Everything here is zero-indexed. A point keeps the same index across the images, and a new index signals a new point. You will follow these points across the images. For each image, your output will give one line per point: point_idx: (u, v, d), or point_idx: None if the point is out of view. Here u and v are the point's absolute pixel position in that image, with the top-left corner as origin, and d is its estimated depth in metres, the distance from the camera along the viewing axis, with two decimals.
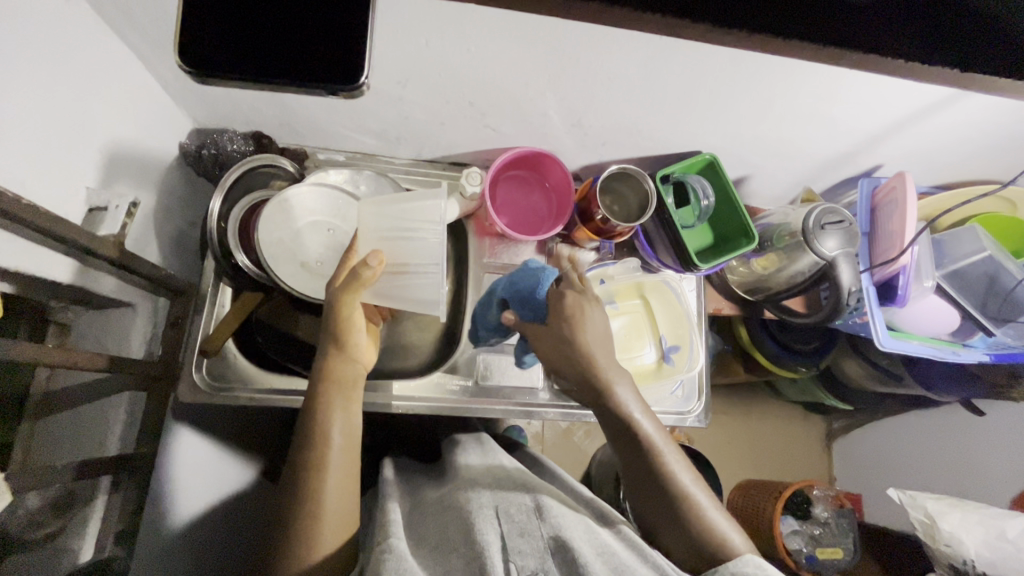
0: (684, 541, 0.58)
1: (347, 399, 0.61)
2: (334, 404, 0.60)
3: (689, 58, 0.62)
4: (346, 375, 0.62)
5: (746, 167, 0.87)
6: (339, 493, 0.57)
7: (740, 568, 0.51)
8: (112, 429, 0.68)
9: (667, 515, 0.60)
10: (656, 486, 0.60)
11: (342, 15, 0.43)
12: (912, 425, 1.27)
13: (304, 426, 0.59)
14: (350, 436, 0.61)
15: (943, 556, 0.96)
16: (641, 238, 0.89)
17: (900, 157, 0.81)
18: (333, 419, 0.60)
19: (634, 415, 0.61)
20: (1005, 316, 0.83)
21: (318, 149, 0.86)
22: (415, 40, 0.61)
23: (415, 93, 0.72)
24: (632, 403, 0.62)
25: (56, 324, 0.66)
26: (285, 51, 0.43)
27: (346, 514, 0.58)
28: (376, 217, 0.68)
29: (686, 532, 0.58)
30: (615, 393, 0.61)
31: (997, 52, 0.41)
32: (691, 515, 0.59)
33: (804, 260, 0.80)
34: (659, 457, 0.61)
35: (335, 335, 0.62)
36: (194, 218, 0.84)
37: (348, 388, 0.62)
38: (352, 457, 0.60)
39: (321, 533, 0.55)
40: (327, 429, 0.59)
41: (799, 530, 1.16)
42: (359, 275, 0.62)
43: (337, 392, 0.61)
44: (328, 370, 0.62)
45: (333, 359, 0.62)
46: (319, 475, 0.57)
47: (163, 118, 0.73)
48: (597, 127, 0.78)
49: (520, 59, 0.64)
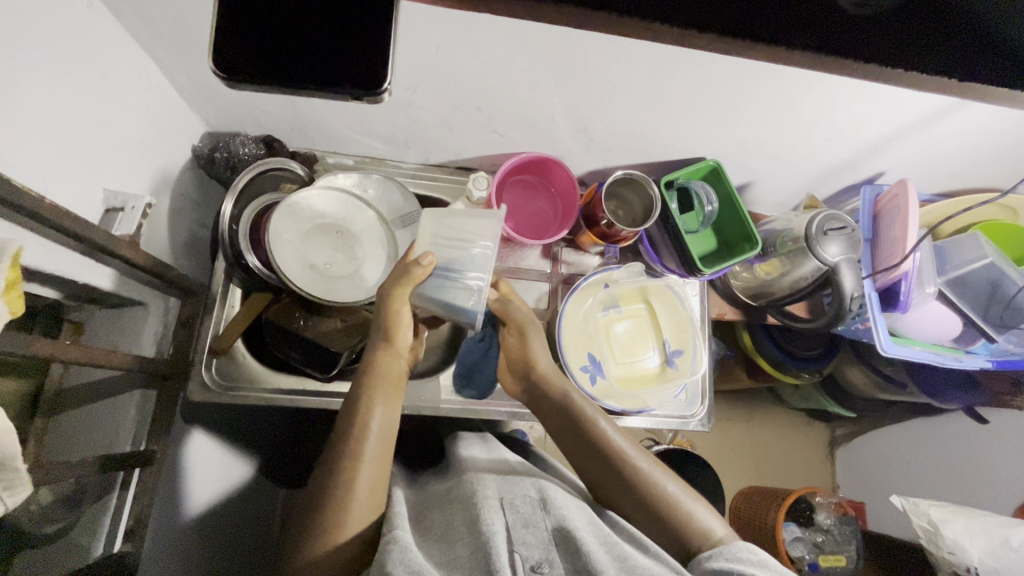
0: (660, 534, 0.62)
1: (390, 393, 0.63)
2: (376, 397, 0.62)
3: (695, 66, 0.63)
4: (392, 369, 0.65)
5: (749, 174, 0.88)
6: (369, 483, 0.58)
7: (736, 553, 0.56)
8: (124, 426, 0.68)
9: (643, 514, 0.63)
10: (627, 485, 0.65)
11: (365, 21, 0.44)
12: (915, 433, 1.28)
13: (345, 415, 0.61)
14: (389, 428, 0.62)
15: (947, 564, 0.97)
16: (645, 243, 0.90)
17: (903, 165, 0.82)
18: (376, 411, 0.61)
19: (597, 421, 0.68)
20: (1007, 323, 0.84)
21: (328, 153, 0.88)
22: (426, 46, 0.63)
23: (425, 99, 0.73)
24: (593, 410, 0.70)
25: (70, 322, 0.67)
26: (309, 57, 0.44)
27: (373, 501, 0.59)
28: (436, 220, 0.69)
29: (664, 526, 0.62)
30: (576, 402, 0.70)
31: (1002, 58, 0.41)
32: (665, 508, 0.62)
33: (807, 265, 0.81)
34: (623, 456, 0.66)
35: (385, 327, 0.65)
36: (205, 220, 0.86)
37: (394, 383, 0.64)
38: (388, 449, 0.61)
39: (347, 519, 0.56)
40: (368, 420, 0.61)
41: (803, 537, 1.16)
42: (410, 271, 0.64)
43: (384, 386, 0.63)
44: (374, 365, 0.64)
45: (380, 354, 0.65)
46: (353, 464, 0.58)
47: (177, 121, 0.75)
48: (603, 132, 0.79)
49: (529, 65, 0.65)
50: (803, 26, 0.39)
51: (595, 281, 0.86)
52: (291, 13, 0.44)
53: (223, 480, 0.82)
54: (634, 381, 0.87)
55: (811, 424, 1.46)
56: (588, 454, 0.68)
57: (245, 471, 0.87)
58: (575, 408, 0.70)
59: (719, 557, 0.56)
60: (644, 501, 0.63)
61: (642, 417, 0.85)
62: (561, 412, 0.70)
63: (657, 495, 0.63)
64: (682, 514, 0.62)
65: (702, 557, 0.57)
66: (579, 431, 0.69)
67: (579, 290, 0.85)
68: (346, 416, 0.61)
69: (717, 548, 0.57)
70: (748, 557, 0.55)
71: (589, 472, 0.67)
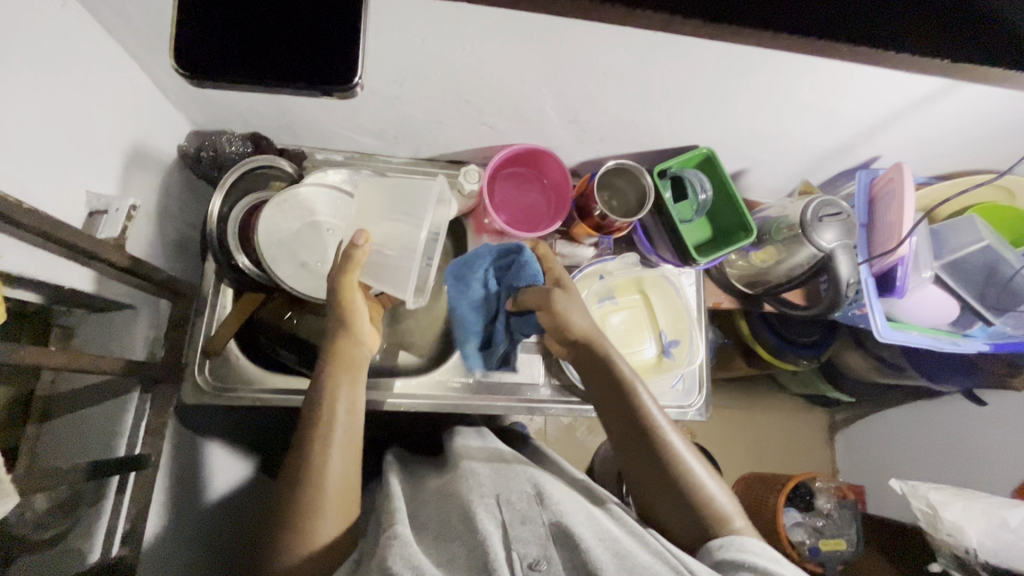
0: (667, 499, 0.63)
1: (353, 381, 0.63)
2: (339, 383, 0.62)
3: (683, 53, 0.62)
4: (353, 358, 0.65)
5: (744, 161, 0.86)
6: (340, 470, 0.58)
7: (747, 545, 0.56)
8: (121, 431, 0.67)
9: (664, 490, 0.63)
10: (668, 481, 0.63)
11: (329, 15, 0.44)
12: (914, 416, 1.28)
13: (311, 402, 0.61)
14: (353, 417, 0.61)
15: (946, 546, 0.97)
16: (639, 233, 0.89)
17: (898, 148, 0.81)
18: (339, 395, 0.61)
19: (653, 412, 0.66)
20: (1004, 306, 0.83)
21: (317, 149, 0.87)
22: (411, 38, 0.62)
23: (412, 92, 0.72)
24: (649, 400, 0.67)
25: (60, 328, 0.67)
26: (285, 57, 0.44)
27: (347, 495, 0.59)
28: (382, 204, 0.73)
29: (672, 493, 0.63)
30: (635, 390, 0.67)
31: (1005, 35, 0.39)
32: (687, 485, 0.63)
33: (803, 253, 0.81)
34: (669, 451, 0.64)
35: (341, 318, 0.65)
36: (194, 220, 0.84)
37: (353, 368, 0.64)
38: (354, 435, 0.61)
39: (322, 513, 0.56)
40: (334, 405, 0.61)
41: (803, 522, 1.18)
42: (350, 256, 0.64)
43: (343, 371, 0.63)
44: (335, 352, 0.64)
45: (340, 342, 0.65)
46: (322, 455, 0.58)
47: (160, 119, 0.74)
48: (595, 122, 0.78)
49: (516, 54, 0.64)
50: (791, 9, 0.37)
51: (589, 272, 0.87)
52: (267, 14, 0.43)
53: (223, 481, 0.82)
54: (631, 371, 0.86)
55: (811, 410, 1.47)
56: (622, 421, 0.67)
57: (245, 473, 0.87)
58: (619, 375, 0.68)
59: (730, 548, 0.56)
60: (680, 502, 0.62)
61: None
62: (612, 400, 0.68)
63: (699, 494, 0.62)
64: (717, 512, 0.61)
65: (713, 546, 0.58)
66: (620, 398, 0.67)
67: (573, 283, 0.86)
68: (311, 401, 0.61)
69: (727, 538, 0.58)
70: (758, 550, 0.56)
71: (618, 421, 0.67)
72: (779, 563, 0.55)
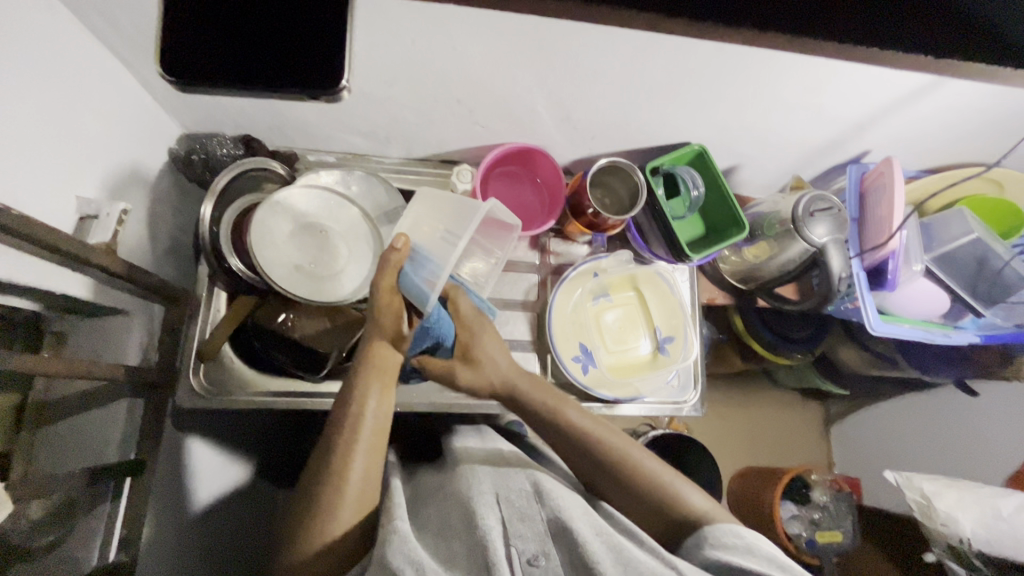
0: (639, 505, 0.63)
1: (384, 386, 0.62)
2: (370, 389, 0.61)
3: (673, 51, 0.63)
4: (387, 362, 0.63)
5: (735, 157, 0.87)
6: (363, 470, 0.58)
7: (720, 538, 0.56)
8: (114, 437, 0.67)
9: (624, 491, 0.64)
10: (626, 484, 0.63)
11: (312, 23, 0.46)
12: (907, 408, 1.29)
13: (341, 405, 0.61)
14: (381, 418, 0.61)
15: (940, 536, 0.98)
16: (632, 230, 0.89)
17: (887, 143, 0.81)
18: (369, 399, 0.60)
19: (587, 429, 0.66)
20: (995, 297, 0.85)
21: (308, 150, 0.86)
22: (400, 39, 0.62)
23: (403, 93, 0.72)
24: (580, 420, 0.67)
25: (53, 333, 0.66)
26: (272, 62, 0.46)
27: (368, 493, 0.58)
28: (434, 218, 0.72)
29: (645, 500, 0.63)
30: (564, 414, 0.67)
31: None
32: (651, 486, 0.63)
33: (795, 247, 0.81)
34: (616, 460, 0.64)
35: (380, 322, 0.63)
36: (186, 224, 0.84)
37: (384, 374, 0.62)
38: (382, 438, 0.61)
39: (341, 510, 0.56)
40: (362, 412, 0.60)
41: (799, 514, 1.19)
42: (388, 259, 0.62)
43: (375, 377, 0.62)
44: (370, 355, 0.63)
45: (377, 344, 0.63)
46: (345, 457, 0.57)
47: (151, 123, 0.73)
48: (586, 121, 0.78)
49: (506, 55, 0.64)
50: None
51: (583, 270, 0.87)
52: (254, 21, 0.45)
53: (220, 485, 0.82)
54: (626, 368, 0.87)
55: (806, 404, 1.48)
56: (563, 441, 0.67)
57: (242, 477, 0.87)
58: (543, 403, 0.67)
59: (708, 546, 0.56)
60: (650, 501, 0.62)
61: (636, 405, 0.84)
62: (548, 426, 0.67)
63: (668, 493, 0.62)
64: (689, 507, 0.61)
65: (690, 545, 0.58)
66: (553, 422, 0.67)
67: (567, 281, 0.86)
68: (341, 405, 0.61)
69: (702, 533, 0.58)
70: (731, 542, 0.56)
71: (559, 447, 0.68)
72: (755, 556, 0.54)
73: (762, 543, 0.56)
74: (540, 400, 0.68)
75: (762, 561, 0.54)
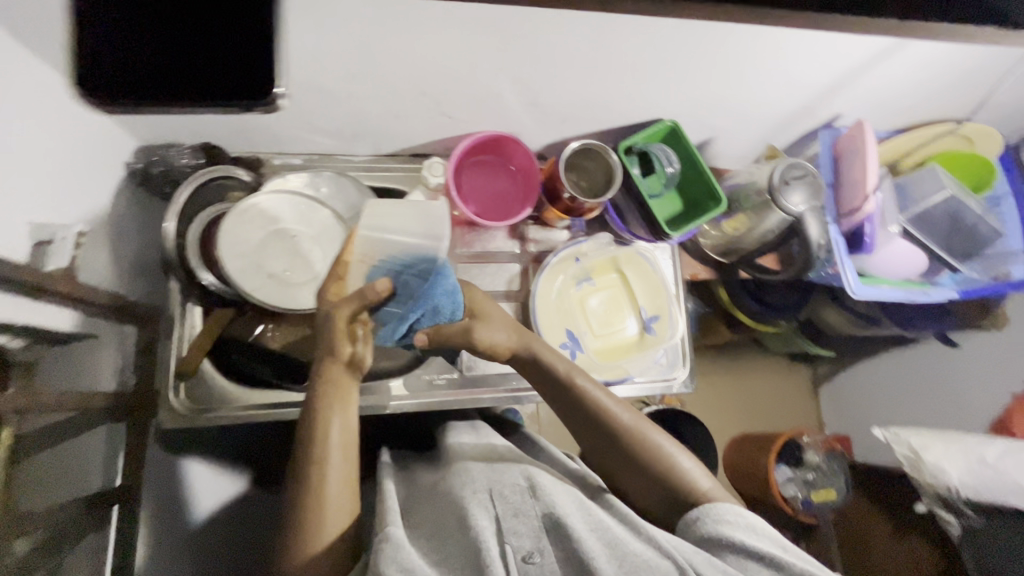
0: (648, 485, 0.63)
1: (343, 402, 0.61)
2: (333, 400, 0.60)
3: (640, 27, 0.61)
4: (343, 378, 0.61)
5: (709, 130, 0.86)
6: (339, 483, 0.58)
7: (722, 514, 0.57)
8: (94, 463, 0.66)
9: (634, 470, 0.65)
10: (637, 463, 0.64)
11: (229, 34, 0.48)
12: (890, 364, 1.31)
13: (306, 424, 0.60)
14: (348, 434, 0.60)
15: (930, 487, 1.00)
16: (610, 212, 0.88)
17: (859, 106, 0.81)
18: (332, 416, 0.59)
19: (604, 404, 0.67)
20: (970, 251, 0.87)
21: (273, 154, 0.83)
22: (356, 33, 0.59)
23: (365, 88, 0.70)
24: (597, 393, 0.68)
25: (21, 365, 0.58)
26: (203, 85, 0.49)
27: (347, 500, 0.58)
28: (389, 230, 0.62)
29: (640, 469, 0.64)
30: (578, 385, 0.68)
31: None
32: (660, 468, 0.63)
33: (772, 218, 0.81)
34: (629, 437, 0.66)
35: (332, 343, 0.60)
36: (153, 239, 0.81)
37: (342, 390, 0.61)
38: (352, 452, 0.60)
39: (325, 519, 0.56)
40: (325, 430, 0.59)
41: (794, 476, 1.22)
42: (365, 294, 0.58)
43: (334, 395, 0.60)
44: (323, 372, 0.61)
45: (326, 363, 0.61)
46: (321, 471, 0.57)
47: (106, 137, 0.70)
48: (555, 104, 0.76)
49: (467, 41, 0.62)
50: None
51: (565, 255, 0.86)
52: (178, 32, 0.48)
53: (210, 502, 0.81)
54: (614, 350, 0.87)
55: (794, 369, 1.50)
56: (577, 413, 0.68)
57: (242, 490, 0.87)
58: (559, 373, 0.68)
59: (707, 520, 0.57)
60: (658, 484, 0.63)
61: (626, 387, 0.85)
62: (567, 398, 0.68)
63: (676, 474, 0.63)
64: (686, 481, 0.62)
65: (691, 519, 0.58)
66: (571, 397, 0.68)
67: (549, 268, 0.85)
68: (305, 424, 0.60)
69: (704, 508, 0.58)
70: (733, 519, 0.56)
71: (573, 419, 0.69)
72: (757, 534, 0.55)
73: (759, 522, 0.57)
74: (553, 367, 0.69)
75: (762, 538, 0.55)
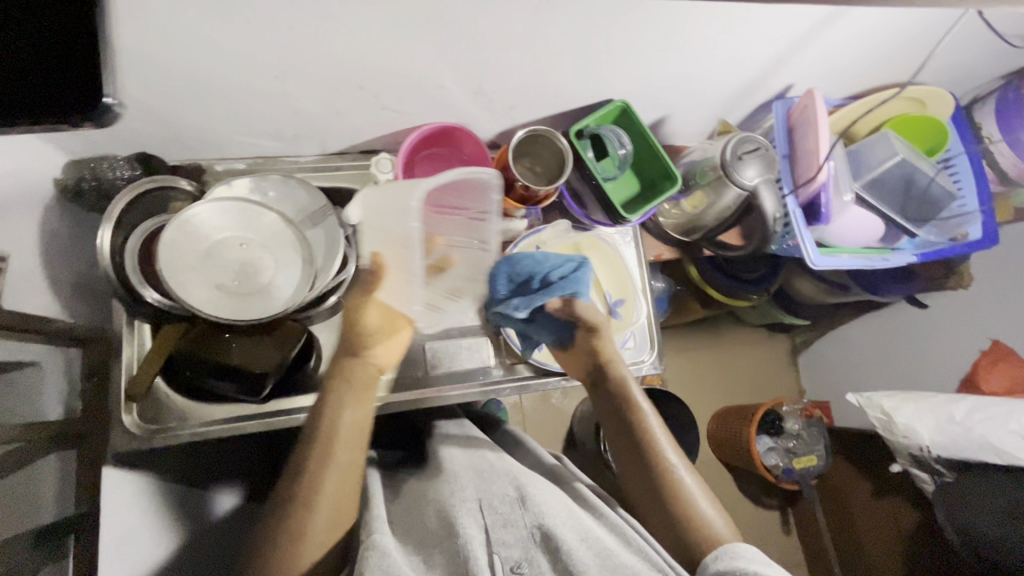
0: (666, 520, 0.62)
1: (358, 402, 0.61)
2: (350, 396, 0.60)
3: (575, 6, 0.59)
4: (359, 375, 0.62)
5: (662, 108, 0.84)
6: (334, 491, 0.56)
7: (740, 553, 0.56)
8: (45, 494, 0.64)
9: (657, 500, 0.63)
10: (661, 493, 0.63)
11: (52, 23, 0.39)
12: (861, 328, 1.32)
13: (308, 428, 0.59)
14: (357, 432, 0.59)
15: (903, 447, 1.02)
16: (567, 197, 0.86)
17: (811, 73, 0.79)
18: (343, 412, 0.59)
19: (653, 426, 0.67)
20: (924, 215, 0.89)
21: (214, 160, 0.79)
22: (278, 29, 0.57)
23: (298, 85, 0.67)
24: (650, 415, 0.68)
25: None
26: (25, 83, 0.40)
27: (339, 514, 0.57)
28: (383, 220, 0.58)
29: (663, 501, 0.63)
30: (635, 401, 0.68)
31: None
32: (682, 505, 0.62)
33: (729, 195, 0.80)
34: (663, 466, 0.64)
35: (352, 336, 0.62)
36: (93, 257, 0.78)
37: (364, 384, 0.62)
38: (359, 451, 0.59)
39: (303, 547, 0.54)
40: (337, 420, 0.59)
41: (776, 446, 1.24)
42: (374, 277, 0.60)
43: (353, 387, 0.61)
44: (342, 369, 0.62)
45: (349, 360, 0.62)
46: (310, 486, 0.56)
47: (28, 156, 0.66)
48: (501, 91, 0.74)
49: (397, 30, 0.60)
50: None
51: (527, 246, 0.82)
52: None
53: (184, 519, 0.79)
54: None
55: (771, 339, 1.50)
56: (624, 429, 0.67)
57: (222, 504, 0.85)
58: (623, 385, 0.69)
59: (724, 558, 0.56)
60: (675, 521, 0.61)
61: None
62: (620, 411, 0.68)
63: (694, 515, 0.61)
64: (704, 523, 0.60)
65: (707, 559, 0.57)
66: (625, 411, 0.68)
67: None
68: (313, 420, 0.60)
69: (719, 549, 0.57)
70: (749, 556, 0.56)
71: (618, 436, 0.68)
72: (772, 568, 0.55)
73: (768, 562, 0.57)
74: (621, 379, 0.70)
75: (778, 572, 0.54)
